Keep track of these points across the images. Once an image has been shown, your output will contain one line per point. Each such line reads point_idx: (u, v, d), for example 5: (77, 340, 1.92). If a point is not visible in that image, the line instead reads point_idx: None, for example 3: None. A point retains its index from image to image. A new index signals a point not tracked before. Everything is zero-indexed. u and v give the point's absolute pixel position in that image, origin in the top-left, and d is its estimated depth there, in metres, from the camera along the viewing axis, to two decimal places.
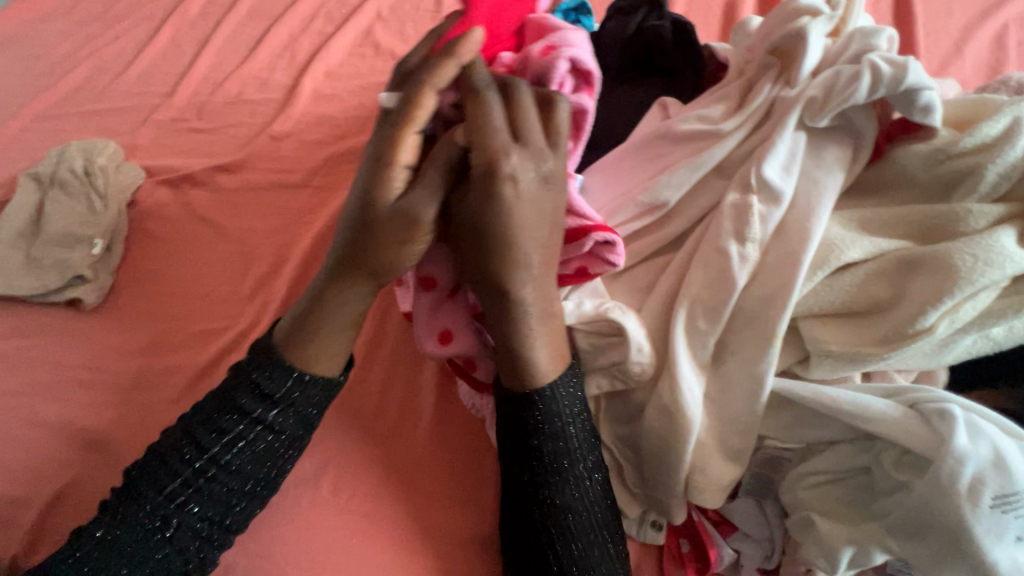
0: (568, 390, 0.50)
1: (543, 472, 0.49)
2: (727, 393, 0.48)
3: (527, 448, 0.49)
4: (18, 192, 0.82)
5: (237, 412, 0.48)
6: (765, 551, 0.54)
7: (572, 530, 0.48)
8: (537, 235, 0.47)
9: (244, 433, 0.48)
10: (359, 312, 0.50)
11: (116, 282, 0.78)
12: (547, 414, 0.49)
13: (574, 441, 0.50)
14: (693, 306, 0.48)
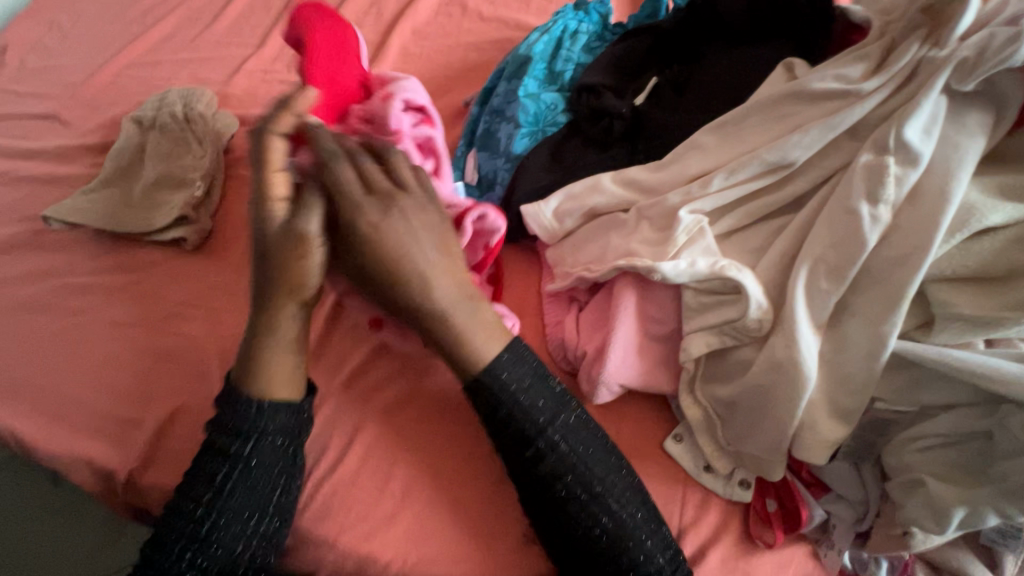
0: (514, 367, 0.51)
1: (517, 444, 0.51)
2: (842, 354, 0.49)
3: (501, 426, 0.51)
4: (121, 134, 0.86)
5: (220, 449, 0.53)
6: (857, 514, 0.55)
7: (575, 487, 0.50)
8: (424, 250, 0.52)
9: (231, 467, 0.53)
10: (293, 335, 0.56)
11: (214, 225, 0.81)
12: (500, 386, 0.50)
13: (534, 410, 0.51)
14: (816, 266, 0.49)
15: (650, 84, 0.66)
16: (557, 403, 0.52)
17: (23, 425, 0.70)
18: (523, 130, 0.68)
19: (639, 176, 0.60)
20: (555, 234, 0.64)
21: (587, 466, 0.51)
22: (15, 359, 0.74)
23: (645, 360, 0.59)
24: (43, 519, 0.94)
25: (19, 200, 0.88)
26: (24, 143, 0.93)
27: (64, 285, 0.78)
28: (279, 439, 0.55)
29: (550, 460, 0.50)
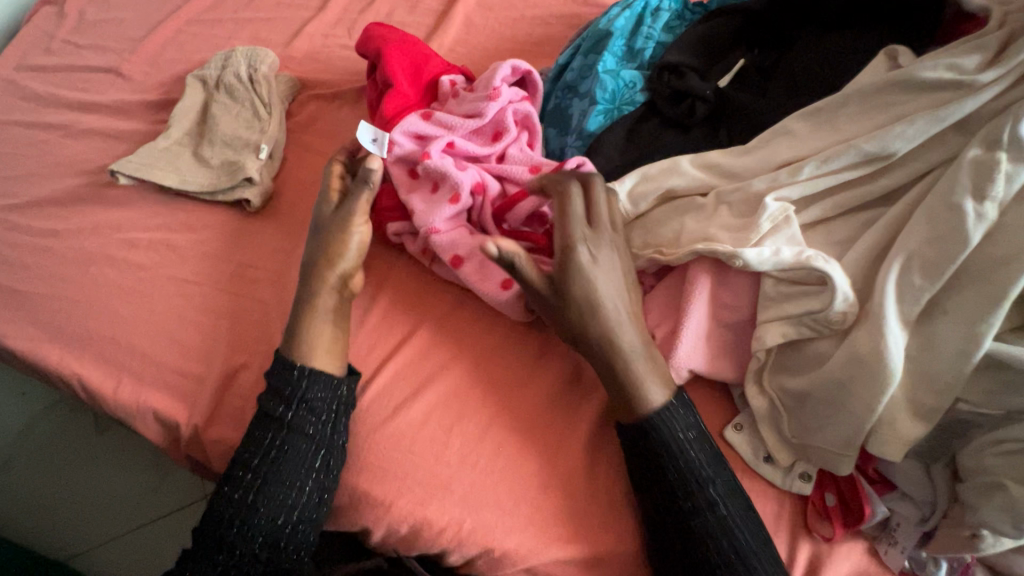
0: (683, 415, 0.56)
1: (675, 497, 0.54)
2: (930, 352, 0.48)
3: (660, 475, 0.55)
4: (186, 91, 0.87)
5: (268, 423, 0.60)
6: (922, 513, 0.54)
7: (716, 541, 0.53)
8: (619, 298, 0.56)
9: (275, 438, 0.59)
10: (330, 308, 0.64)
11: (276, 188, 0.81)
12: (669, 437, 0.55)
13: (696, 464, 0.55)
14: (910, 261, 0.48)
15: (735, 67, 0.66)
16: (713, 464, 0.55)
17: (86, 373, 0.72)
18: (599, 107, 0.67)
19: (721, 160, 0.59)
20: (626, 216, 0.63)
21: (734, 527, 0.53)
22: (80, 309, 0.75)
23: (712, 347, 0.59)
24: (116, 458, 1.02)
25: (79, 152, 0.89)
26: (84, 95, 0.94)
27: (126, 239, 0.79)
28: (310, 421, 0.60)
29: (704, 516, 0.54)
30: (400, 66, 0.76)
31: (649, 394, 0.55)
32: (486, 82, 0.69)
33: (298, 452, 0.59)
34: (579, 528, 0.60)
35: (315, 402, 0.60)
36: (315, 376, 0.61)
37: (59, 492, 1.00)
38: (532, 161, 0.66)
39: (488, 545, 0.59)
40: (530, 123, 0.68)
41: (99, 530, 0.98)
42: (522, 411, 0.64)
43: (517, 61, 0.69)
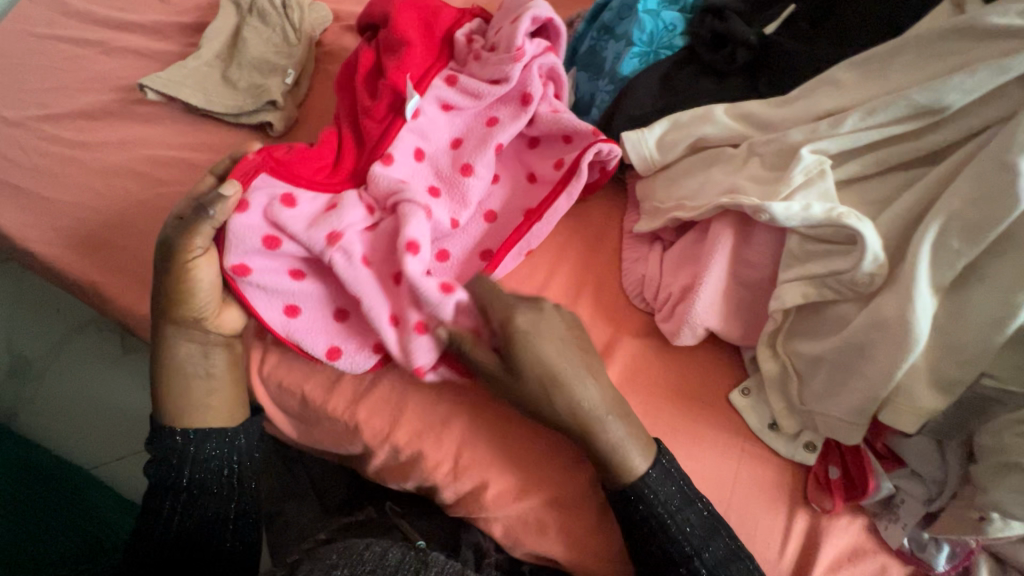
0: (661, 486, 0.53)
1: (664, 561, 0.53)
2: (959, 320, 0.46)
3: (647, 541, 0.53)
4: (220, 12, 0.87)
5: (163, 494, 0.58)
6: (929, 493, 0.52)
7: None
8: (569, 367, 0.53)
9: (174, 509, 0.58)
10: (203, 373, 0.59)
11: (299, 116, 0.82)
12: (648, 509, 0.52)
13: (681, 536, 0.52)
14: (950, 222, 0.45)
15: (784, 14, 0.62)
16: (706, 524, 0.53)
17: (99, 281, 0.73)
18: (634, 50, 0.64)
19: (757, 110, 0.56)
20: (652, 166, 0.61)
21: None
22: (101, 219, 0.76)
23: (727, 306, 0.57)
24: (137, 382, 1.05)
25: (112, 69, 0.89)
26: (120, 14, 0.94)
27: (150, 155, 0.80)
28: (219, 466, 0.60)
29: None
30: (409, 17, 0.65)
31: (631, 464, 0.53)
32: (508, 39, 0.61)
33: (206, 509, 0.59)
34: (572, 471, 0.60)
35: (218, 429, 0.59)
36: (207, 437, 0.59)
37: (77, 404, 1.03)
38: (557, 155, 0.64)
39: (481, 482, 0.59)
40: (556, 79, 0.65)
41: (115, 448, 1.01)
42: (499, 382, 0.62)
43: (539, 11, 0.61)
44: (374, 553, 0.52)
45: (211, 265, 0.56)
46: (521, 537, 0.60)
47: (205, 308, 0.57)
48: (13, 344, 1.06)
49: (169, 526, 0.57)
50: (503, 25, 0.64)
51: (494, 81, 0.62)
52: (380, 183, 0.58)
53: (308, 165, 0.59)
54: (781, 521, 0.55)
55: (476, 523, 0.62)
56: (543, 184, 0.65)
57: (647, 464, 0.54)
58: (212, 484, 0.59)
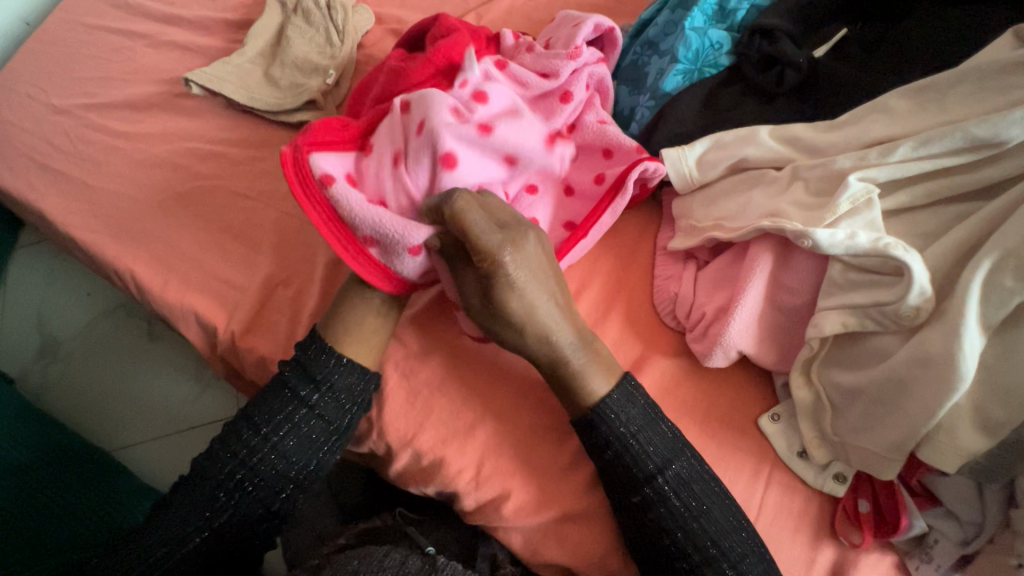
0: (624, 407, 0.54)
1: (623, 488, 0.54)
2: (1009, 361, 0.45)
3: (611, 469, 0.54)
4: (265, 11, 0.88)
5: (286, 393, 0.57)
6: (965, 535, 0.51)
7: (665, 522, 0.52)
8: (547, 311, 0.54)
9: (296, 410, 0.57)
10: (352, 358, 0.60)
11: (337, 116, 0.83)
12: (610, 431, 0.53)
13: (644, 456, 0.53)
14: (1005, 259, 0.44)
15: (835, 38, 0.62)
16: (670, 446, 0.54)
17: (135, 269, 0.74)
18: (679, 67, 0.64)
19: (804, 134, 0.55)
20: (691, 183, 0.60)
21: (692, 517, 0.52)
22: (140, 208, 0.78)
23: (763, 329, 0.56)
24: (160, 367, 1.06)
25: (158, 62, 0.91)
26: (168, 8, 0.96)
27: (191, 148, 0.81)
28: (349, 397, 0.59)
29: (659, 508, 0.52)
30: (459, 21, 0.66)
31: (591, 389, 0.54)
32: (567, 42, 0.62)
33: (319, 427, 0.57)
34: (592, 486, 0.59)
35: (340, 393, 0.58)
36: (346, 366, 0.59)
37: (101, 388, 1.05)
38: (597, 169, 0.63)
39: (503, 492, 0.59)
40: (603, 88, 0.65)
41: (137, 431, 1.03)
42: (524, 399, 0.62)
43: (602, 19, 0.63)
44: (394, 560, 0.52)
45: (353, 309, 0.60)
46: (541, 549, 0.59)
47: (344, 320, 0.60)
48: (45, 324, 1.09)
49: (278, 423, 0.56)
50: (562, 30, 0.65)
51: (545, 74, 0.61)
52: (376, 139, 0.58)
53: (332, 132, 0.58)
54: (807, 552, 0.54)
55: (493, 533, 0.61)
56: (579, 201, 0.63)
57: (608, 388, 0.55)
58: (333, 406, 0.58)
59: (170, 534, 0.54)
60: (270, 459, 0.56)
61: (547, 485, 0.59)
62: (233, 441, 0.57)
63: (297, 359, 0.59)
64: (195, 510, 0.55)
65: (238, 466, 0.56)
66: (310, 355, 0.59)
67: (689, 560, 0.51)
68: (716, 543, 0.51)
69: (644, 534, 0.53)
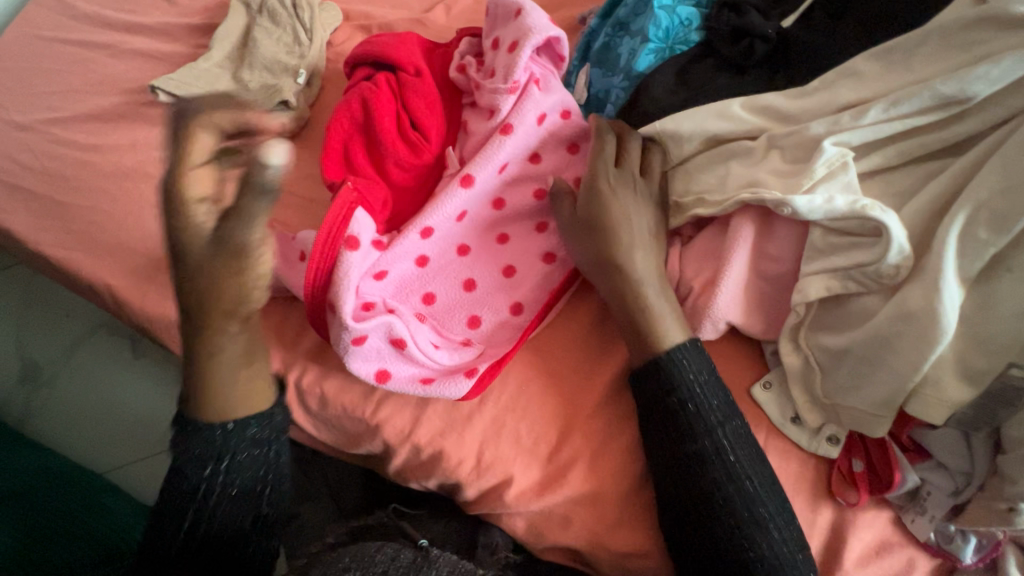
0: (695, 357, 0.54)
1: (683, 442, 0.53)
2: (987, 311, 0.46)
3: (670, 419, 0.53)
4: (230, 13, 0.87)
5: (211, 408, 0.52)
6: (956, 485, 0.53)
7: (719, 480, 0.51)
8: (642, 236, 0.58)
9: (223, 422, 0.53)
10: (236, 362, 0.52)
11: (311, 116, 0.82)
12: (681, 378, 0.53)
13: (707, 407, 0.53)
14: (977, 212, 0.45)
15: (800, 7, 0.63)
16: (725, 406, 0.54)
17: (116, 282, 0.73)
18: (650, 46, 0.65)
19: (775, 103, 0.56)
20: (669, 161, 0.61)
21: (746, 475, 0.52)
22: (116, 221, 0.76)
23: (750, 300, 0.57)
24: (148, 385, 1.04)
25: (123, 71, 0.89)
26: (129, 16, 0.93)
27: (164, 157, 0.80)
28: (255, 401, 0.54)
29: (714, 463, 0.52)
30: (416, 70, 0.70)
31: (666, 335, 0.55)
32: (506, 69, 0.63)
33: (263, 429, 0.54)
34: (592, 469, 0.59)
35: (247, 452, 0.53)
36: (239, 428, 0.53)
37: (87, 409, 1.03)
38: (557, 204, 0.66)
39: (505, 478, 0.59)
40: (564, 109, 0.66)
41: (129, 450, 1.00)
42: (524, 383, 0.62)
43: (535, 40, 0.63)
44: (385, 554, 0.51)
45: (230, 342, 0.52)
46: (546, 533, 0.59)
47: (229, 395, 0.53)
48: (24, 350, 1.06)
49: (217, 440, 0.52)
50: (500, 49, 0.66)
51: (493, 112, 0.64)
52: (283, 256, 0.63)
53: (376, 200, 0.62)
54: (807, 514, 0.55)
55: (497, 520, 0.61)
56: (552, 232, 0.65)
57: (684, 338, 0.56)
58: (250, 461, 0.54)
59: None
60: (229, 468, 0.53)
61: (545, 468, 0.59)
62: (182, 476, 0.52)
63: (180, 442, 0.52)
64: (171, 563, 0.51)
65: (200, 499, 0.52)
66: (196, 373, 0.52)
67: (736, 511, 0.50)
68: (763, 504, 0.51)
69: (694, 502, 0.52)
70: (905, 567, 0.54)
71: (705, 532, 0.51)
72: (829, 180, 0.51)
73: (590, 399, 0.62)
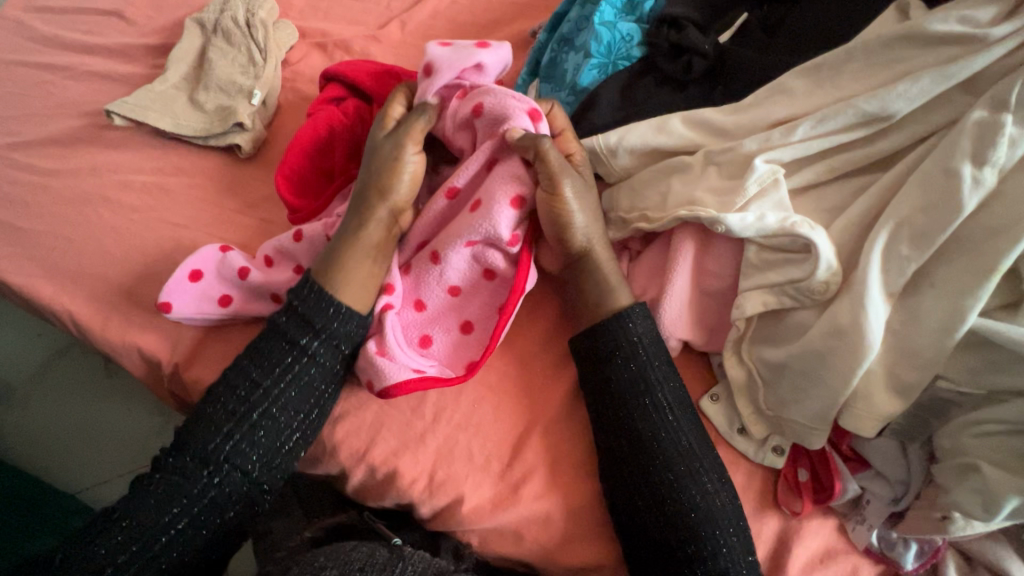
0: (640, 320, 0.56)
1: (625, 397, 0.55)
2: (913, 325, 0.47)
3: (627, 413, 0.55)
4: (185, 34, 0.87)
5: (286, 343, 0.58)
6: (895, 493, 0.53)
7: (679, 481, 0.53)
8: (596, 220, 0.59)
9: (297, 358, 0.58)
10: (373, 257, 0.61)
11: (268, 136, 0.82)
12: (623, 337, 0.56)
13: (648, 366, 0.55)
14: (899, 229, 0.46)
15: (737, 22, 0.64)
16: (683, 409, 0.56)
17: (72, 307, 0.73)
18: (593, 61, 0.65)
19: (711, 117, 0.56)
20: (613, 174, 0.62)
21: (704, 477, 0.53)
22: (73, 246, 0.76)
23: (693, 314, 0.58)
24: (120, 405, 1.04)
25: (81, 94, 0.89)
26: (86, 37, 0.93)
27: (122, 181, 0.80)
28: (346, 340, 0.59)
29: (674, 464, 0.53)
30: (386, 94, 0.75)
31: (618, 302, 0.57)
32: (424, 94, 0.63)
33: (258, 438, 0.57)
34: (544, 484, 0.60)
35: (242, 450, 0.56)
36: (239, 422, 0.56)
37: (61, 430, 1.03)
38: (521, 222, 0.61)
39: (457, 496, 0.59)
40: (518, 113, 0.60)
41: (101, 470, 1.01)
42: (477, 400, 0.63)
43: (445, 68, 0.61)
44: (361, 552, 0.52)
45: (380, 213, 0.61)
46: (501, 548, 0.60)
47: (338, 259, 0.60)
48: None
49: (279, 374, 0.57)
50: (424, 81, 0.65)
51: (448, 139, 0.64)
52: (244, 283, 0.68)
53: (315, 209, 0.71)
54: (753, 524, 0.56)
55: (451, 537, 0.61)
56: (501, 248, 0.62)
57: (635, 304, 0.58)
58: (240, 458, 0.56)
59: (143, 517, 0.53)
60: (275, 411, 0.57)
61: (497, 485, 0.60)
62: (227, 398, 0.57)
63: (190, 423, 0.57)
64: (167, 501, 0.54)
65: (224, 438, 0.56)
66: (308, 302, 0.59)
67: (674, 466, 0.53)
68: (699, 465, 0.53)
69: (654, 504, 0.53)
70: None
71: (662, 532, 0.52)
72: (761, 198, 0.51)
73: (544, 415, 0.63)
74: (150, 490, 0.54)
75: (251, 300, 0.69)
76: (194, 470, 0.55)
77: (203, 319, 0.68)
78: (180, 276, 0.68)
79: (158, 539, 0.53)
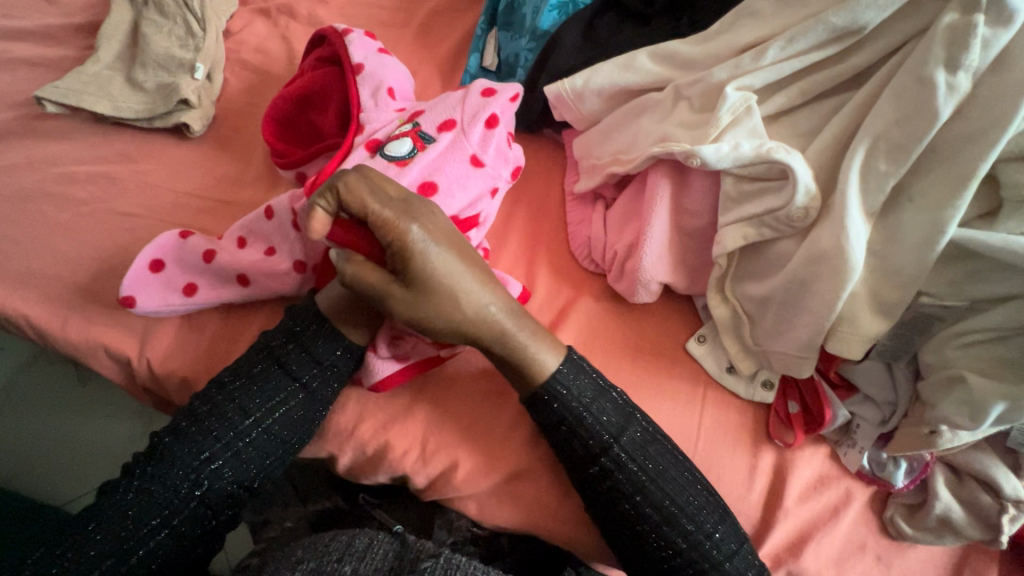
0: (574, 380, 0.52)
1: (570, 439, 0.52)
2: (894, 244, 0.46)
3: (566, 444, 0.52)
4: (113, 9, 0.81)
5: (285, 377, 0.56)
6: (883, 415, 0.54)
7: (625, 489, 0.51)
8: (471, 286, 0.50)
9: (292, 395, 0.56)
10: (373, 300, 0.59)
11: (217, 113, 0.78)
12: (563, 407, 0.52)
13: (597, 428, 0.52)
14: (876, 144, 0.45)
15: None
16: (623, 416, 0.53)
17: (23, 312, 0.68)
18: (553, 2, 0.62)
19: (679, 49, 0.54)
20: (583, 119, 0.60)
21: (652, 481, 0.51)
22: (15, 247, 0.70)
23: (674, 255, 0.56)
24: (97, 410, 1.01)
25: (6, 83, 0.82)
26: (3, 20, 0.85)
27: (65, 173, 0.74)
28: (339, 377, 0.58)
29: (615, 476, 0.51)
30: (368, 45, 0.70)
31: (540, 364, 0.52)
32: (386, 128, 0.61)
33: (255, 447, 0.55)
34: (536, 443, 0.59)
35: (235, 463, 0.54)
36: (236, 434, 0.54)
37: (40, 442, 0.99)
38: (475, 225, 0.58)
39: (450, 462, 0.58)
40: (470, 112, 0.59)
41: (90, 477, 0.97)
42: (463, 366, 0.61)
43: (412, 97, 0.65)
44: (340, 542, 0.50)
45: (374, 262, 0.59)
46: (497, 512, 0.59)
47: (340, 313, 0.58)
48: None
49: (271, 405, 0.55)
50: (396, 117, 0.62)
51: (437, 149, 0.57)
52: (212, 271, 0.65)
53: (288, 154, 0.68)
54: (749, 460, 0.55)
55: (450, 505, 0.60)
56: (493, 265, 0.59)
57: (556, 360, 0.53)
58: (235, 469, 0.55)
59: (120, 533, 0.51)
60: (262, 441, 0.55)
61: (490, 449, 0.58)
62: (210, 419, 0.54)
63: (175, 429, 0.54)
64: (153, 510, 0.52)
65: (206, 459, 0.54)
66: (314, 336, 0.57)
67: (647, 518, 0.51)
68: (673, 500, 0.51)
69: (609, 507, 0.52)
70: (844, 499, 0.55)
71: (622, 526, 0.52)
72: (737, 127, 0.49)
73: None
74: (128, 503, 0.52)
75: (213, 286, 0.65)
76: (176, 485, 0.53)
77: (170, 310, 0.65)
78: (140, 266, 0.65)
79: (131, 555, 0.51)
